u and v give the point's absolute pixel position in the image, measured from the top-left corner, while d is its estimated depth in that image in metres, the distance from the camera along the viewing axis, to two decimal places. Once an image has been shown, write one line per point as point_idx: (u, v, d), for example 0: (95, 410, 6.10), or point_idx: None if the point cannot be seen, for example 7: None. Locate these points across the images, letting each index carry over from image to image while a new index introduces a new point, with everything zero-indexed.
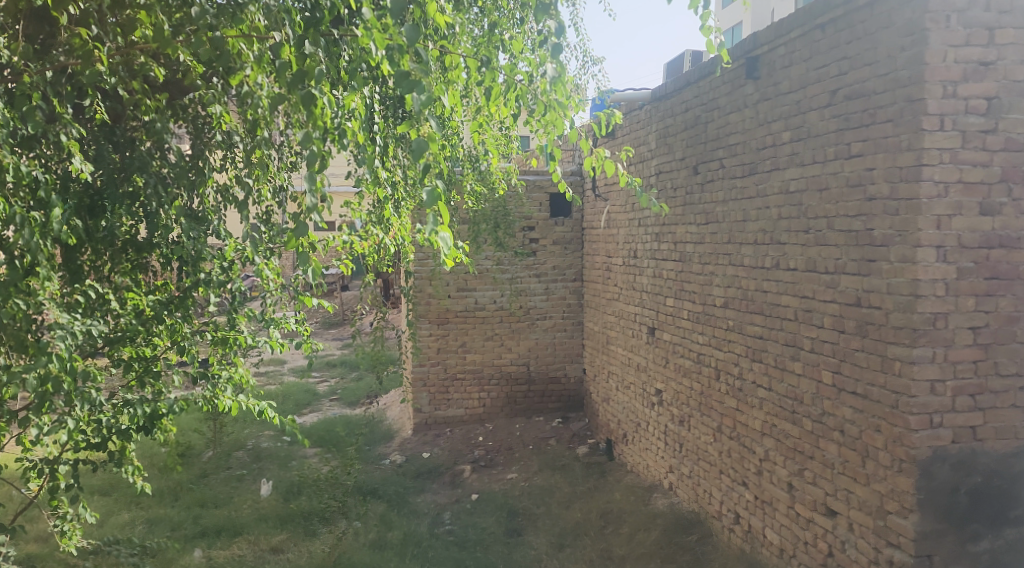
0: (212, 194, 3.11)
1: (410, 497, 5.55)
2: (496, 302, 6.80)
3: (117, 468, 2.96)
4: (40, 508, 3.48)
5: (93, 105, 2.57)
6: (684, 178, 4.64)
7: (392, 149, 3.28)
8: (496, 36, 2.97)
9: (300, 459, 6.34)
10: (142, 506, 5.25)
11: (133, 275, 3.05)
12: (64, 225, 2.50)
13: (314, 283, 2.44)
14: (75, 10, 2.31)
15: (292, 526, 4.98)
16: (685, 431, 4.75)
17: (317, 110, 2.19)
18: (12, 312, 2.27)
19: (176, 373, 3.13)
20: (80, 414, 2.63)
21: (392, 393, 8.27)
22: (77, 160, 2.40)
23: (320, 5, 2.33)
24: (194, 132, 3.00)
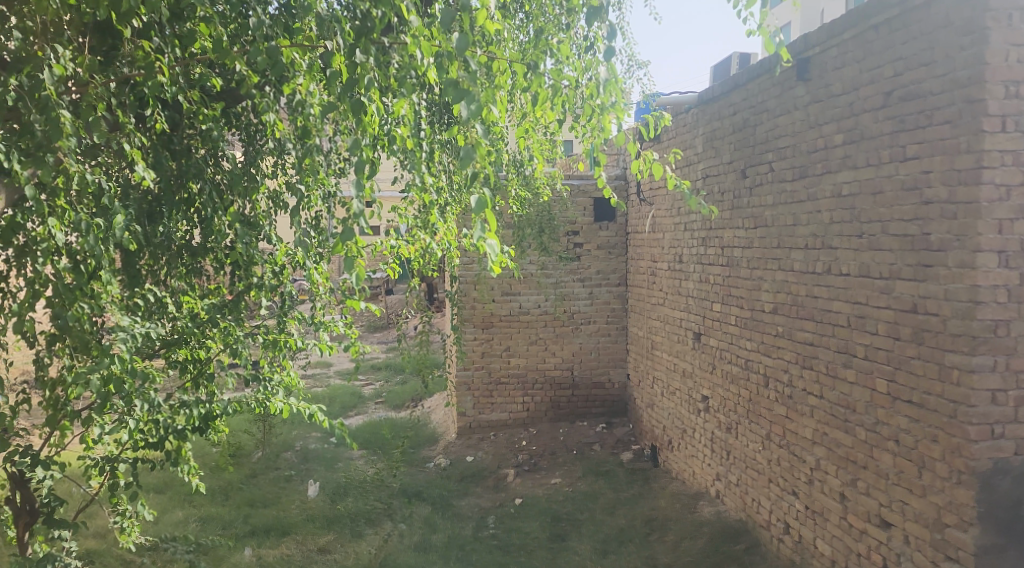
0: (264, 200, 3.18)
1: (454, 500, 5.59)
2: (540, 307, 6.80)
3: (174, 468, 3.02)
4: (100, 504, 3.59)
5: (154, 115, 2.67)
6: (732, 182, 4.58)
7: (438, 154, 3.31)
8: (543, 42, 2.97)
9: (346, 461, 6.43)
10: (194, 504, 5.39)
11: (188, 279, 3.15)
12: (125, 231, 2.62)
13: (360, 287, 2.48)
14: (138, 23, 2.38)
15: (339, 526, 5.05)
16: (733, 439, 4.68)
17: (365, 116, 2.22)
18: (78, 315, 2.38)
19: (230, 375, 3.22)
20: (139, 414, 2.71)
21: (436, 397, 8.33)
22: (140, 168, 2.47)
23: (371, 13, 2.30)
24: (247, 139, 3.08)
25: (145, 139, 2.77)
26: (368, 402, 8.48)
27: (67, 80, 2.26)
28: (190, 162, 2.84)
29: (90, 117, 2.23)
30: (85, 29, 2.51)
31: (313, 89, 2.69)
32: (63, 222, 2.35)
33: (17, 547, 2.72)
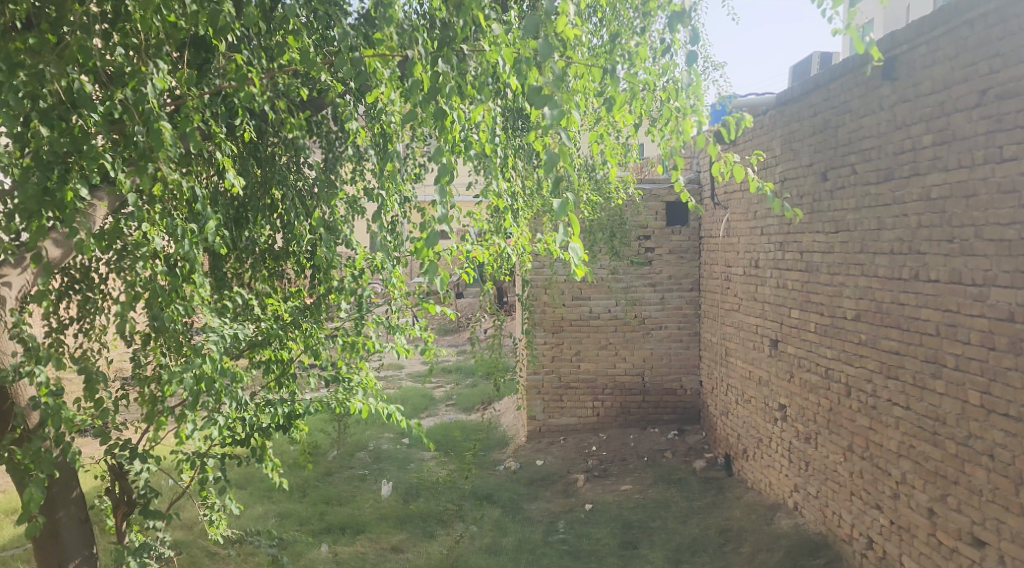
0: (342, 206, 3.26)
1: (524, 504, 5.62)
2: (610, 311, 6.77)
3: (259, 464, 3.13)
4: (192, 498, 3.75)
5: (243, 124, 2.81)
6: (811, 185, 4.46)
7: (510, 160, 3.33)
8: (620, 47, 2.95)
9: (418, 461, 6.53)
10: (274, 500, 5.58)
11: (272, 282, 3.28)
12: (215, 236, 2.77)
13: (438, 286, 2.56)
14: (231, 37, 2.50)
15: (411, 526, 5.14)
16: (812, 449, 4.55)
17: (446, 124, 2.26)
18: (174, 315, 2.55)
19: (311, 375, 3.33)
20: (229, 412, 2.82)
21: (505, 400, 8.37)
22: (229, 175, 2.56)
23: (452, 23, 2.33)
24: (327, 147, 3.23)
25: (234, 148, 2.90)
26: (438, 404, 8.60)
27: (166, 93, 2.39)
28: (274, 170, 3.00)
29: (187, 128, 2.35)
30: (181, 44, 2.65)
31: (392, 95, 2.74)
32: (158, 227, 2.49)
33: (115, 535, 2.89)
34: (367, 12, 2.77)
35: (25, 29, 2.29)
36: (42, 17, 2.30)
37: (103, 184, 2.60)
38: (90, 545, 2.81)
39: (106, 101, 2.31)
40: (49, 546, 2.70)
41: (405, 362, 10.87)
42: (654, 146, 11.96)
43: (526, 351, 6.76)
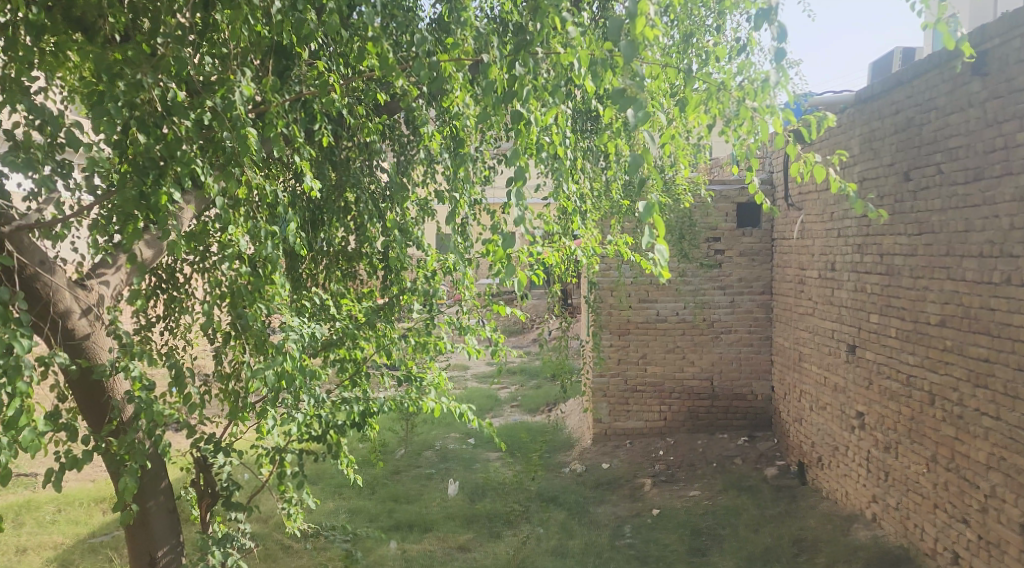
0: (415, 208, 3.31)
1: (590, 507, 5.61)
2: (678, 314, 6.68)
3: (335, 460, 3.21)
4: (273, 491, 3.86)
5: (321, 129, 2.90)
6: (893, 186, 4.31)
7: (580, 162, 3.33)
8: (697, 47, 2.91)
9: (483, 462, 6.58)
10: (344, 496, 5.71)
11: (345, 283, 3.37)
12: (294, 237, 2.86)
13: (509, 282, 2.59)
14: (314, 45, 2.58)
15: (477, 526, 5.20)
16: (892, 459, 4.39)
17: (522, 128, 2.28)
18: (256, 314, 2.64)
19: (384, 373, 3.37)
20: (307, 409, 2.92)
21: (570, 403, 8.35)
22: (308, 178, 2.64)
23: (530, 26, 2.34)
24: (399, 150, 3.30)
25: (314, 153, 2.99)
26: (503, 405, 8.65)
27: (252, 99, 2.48)
28: (349, 173, 3.09)
29: (271, 134, 2.44)
30: (266, 52, 2.75)
31: (466, 98, 2.77)
32: (243, 228, 2.58)
33: (200, 525, 3.01)
34: (442, 17, 2.81)
35: (125, 42, 2.41)
36: (139, 30, 2.42)
37: (192, 188, 2.73)
38: (177, 534, 2.92)
39: (196, 108, 2.41)
40: (140, 534, 2.83)
41: (469, 362, 10.98)
42: (723, 144, 11.76)
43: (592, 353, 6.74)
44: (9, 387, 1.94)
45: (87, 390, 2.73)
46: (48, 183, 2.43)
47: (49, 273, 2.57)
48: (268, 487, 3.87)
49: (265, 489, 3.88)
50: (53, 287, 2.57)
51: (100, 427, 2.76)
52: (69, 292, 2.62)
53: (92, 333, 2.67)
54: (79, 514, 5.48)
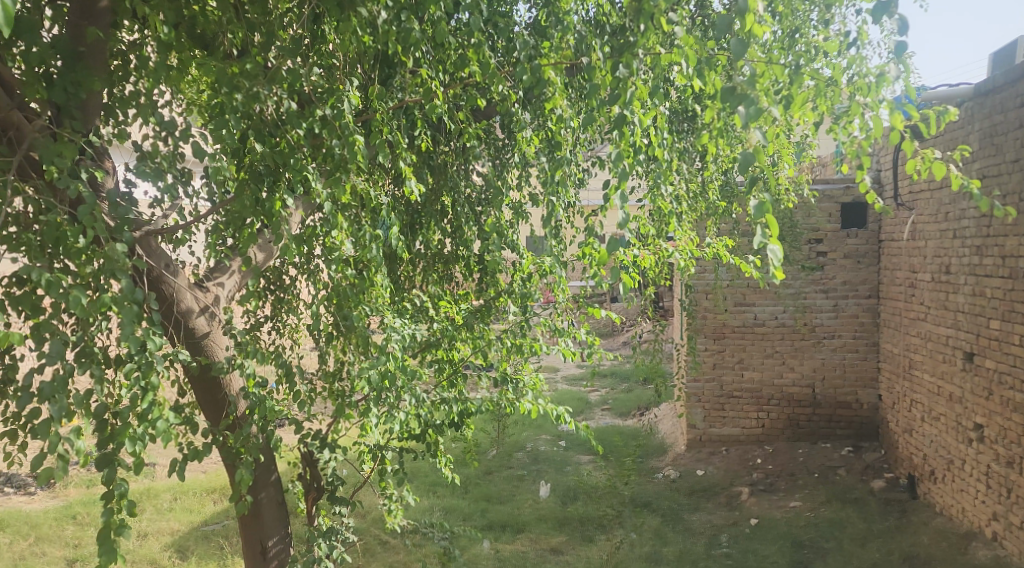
0: (510, 211, 3.34)
1: (684, 514, 5.52)
2: (777, 318, 6.47)
3: (434, 458, 3.29)
4: (374, 487, 3.98)
5: (423, 134, 2.98)
6: (1017, 183, 4.05)
7: (677, 163, 3.27)
8: (807, 41, 2.82)
9: (575, 464, 6.58)
10: (438, 494, 5.84)
11: (440, 284, 3.47)
12: (394, 239, 2.90)
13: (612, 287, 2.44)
14: (419, 54, 2.64)
15: (569, 529, 5.23)
16: (1016, 475, 4.11)
17: (625, 131, 2.27)
18: (362, 316, 2.79)
19: (482, 375, 3.41)
20: (408, 407, 2.99)
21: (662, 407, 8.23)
22: (411, 183, 2.71)
23: (633, 29, 2.32)
24: (495, 154, 3.34)
25: (414, 158, 3.07)
26: (595, 409, 8.60)
27: (359, 107, 2.57)
28: (447, 178, 3.24)
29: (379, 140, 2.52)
30: (372, 62, 2.84)
31: (566, 102, 2.78)
32: (349, 233, 2.68)
33: (306, 518, 3.14)
34: (540, 21, 2.83)
35: (243, 56, 2.55)
36: (256, 43, 2.56)
37: (304, 195, 2.85)
38: (285, 525, 3.06)
39: (307, 117, 2.52)
40: (252, 525, 2.97)
41: (560, 364, 10.98)
42: (826, 140, 11.33)
43: (687, 358, 6.61)
44: (143, 381, 2.12)
45: (205, 386, 2.89)
46: (172, 191, 2.60)
47: (173, 275, 2.74)
48: (370, 484, 3.99)
49: (368, 484, 4.00)
50: (177, 289, 2.74)
51: (217, 422, 2.94)
52: (190, 293, 2.78)
53: (210, 332, 2.83)
54: (193, 503, 5.81)
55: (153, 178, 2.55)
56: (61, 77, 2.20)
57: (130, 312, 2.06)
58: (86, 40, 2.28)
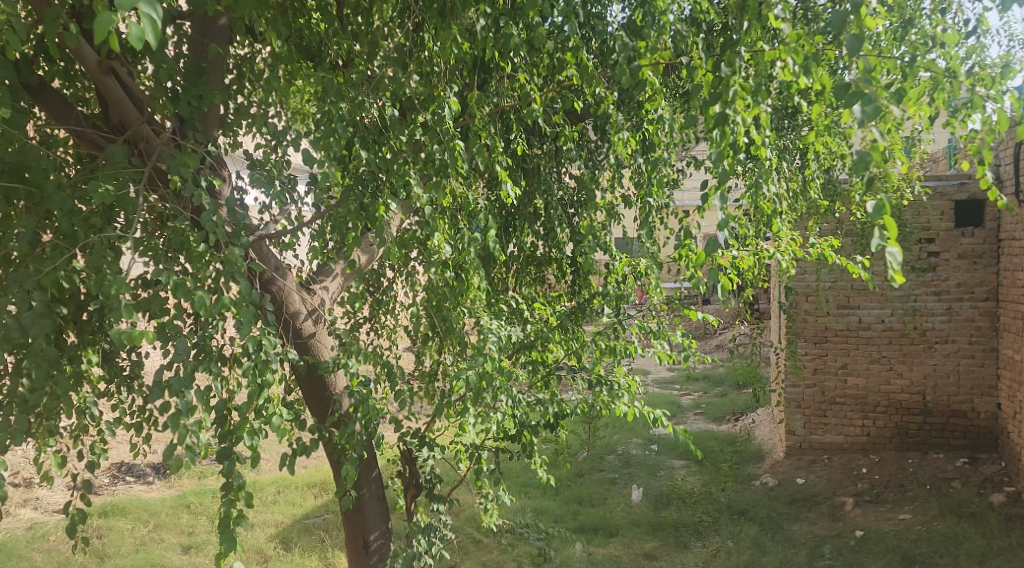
0: (602, 213, 3.31)
1: (784, 523, 5.35)
2: (884, 321, 6.19)
3: (529, 459, 3.32)
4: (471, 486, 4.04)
5: (519, 138, 3.01)
6: None
7: (778, 161, 3.18)
8: (923, 32, 2.68)
9: (667, 469, 6.48)
10: (530, 495, 5.89)
11: (534, 286, 3.50)
12: (492, 242, 2.94)
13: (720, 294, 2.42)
14: (519, 59, 2.68)
15: (663, 534, 5.17)
16: None
17: (729, 131, 2.21)
18: (460, 316, 2.84)
19: (577, 377, 3.42)
20: (504, 408, 3.01)
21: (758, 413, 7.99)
22: (507, 186, 2.74)
23: (737, 26, 2.27)
24: (588, 156, 3.34)
25: (510, 161, 3.11)
26: (687, 413, 8.44)
27: (459, 113, 2.64)
28: (543, 180, 3.26)
29: (479, 145, 2.57)
30: (473, 69, 2.90)
31: (665, 103, 2.76)
32: (448, 236, 2.74)
33: (407, 514, 3.23)
34: (635, 21, 2.81)
35: (349, 66, 2.67)
36: (363, 54, 2.66)
37: (405, 199, 2.93)
38: (387, 520, 3.15)
39: (409, 123, 2.62)
40: (356, 519, 3.07)
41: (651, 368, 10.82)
42: (939, 132, 10.65)
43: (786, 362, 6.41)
44: (259, 377, 2.22)
45: (311, 385, 3.01)
46: (282, 197, 2.72)
47: (282, 276, 2.86)
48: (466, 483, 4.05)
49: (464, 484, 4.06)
50: (285, 290, 2.86)
51: (324, 418, 3.06)
52: (297, 295, 2.91)
53: (316, 332, 2.95)
54: (296, 496, 6.06)
55: (267, 185, 2.68)
56: (185, 91, 2.34)
57: (249, 312, 2.17)
58: (208, 56, 2.43)
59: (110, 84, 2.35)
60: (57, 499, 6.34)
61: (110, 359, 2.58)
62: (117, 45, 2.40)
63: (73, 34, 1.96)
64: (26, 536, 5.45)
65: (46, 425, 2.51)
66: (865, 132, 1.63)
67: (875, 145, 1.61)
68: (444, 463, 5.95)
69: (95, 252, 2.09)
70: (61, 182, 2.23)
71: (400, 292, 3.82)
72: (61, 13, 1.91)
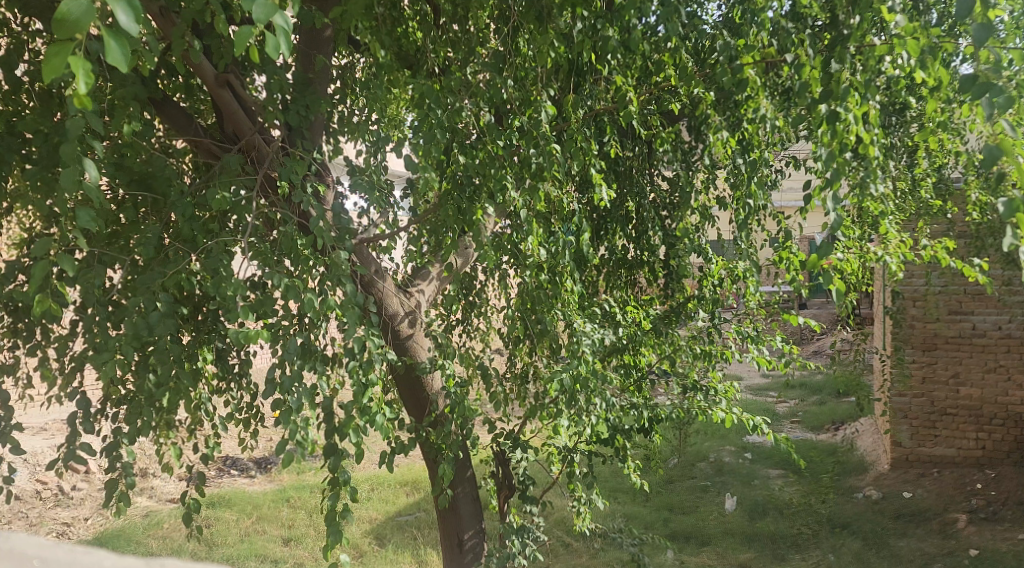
0: (695, 215, 3.23)
1: (890, 539, 5.10)
2: (1001, 328, 5.85)
3: (621, 463, 3.30)
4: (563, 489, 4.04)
5: (612, 141, 3.00)
6: None
7: (886, 159, 3.04)
8: None
9: (763, 478, 6.29)
10: (620, 501, 5.84)
11: (624, 291, 3.47)
12: (585, 244, 2.92)
13: (833, 299, 2.33)
14: (616, 62, 2.66)
15: (759, 545, 5.03)
16: None
17: (840, 130, 2.11)
18: (555, 318, 2.85)
19: (671, 382, 3.38)
20: (599, 411, 2.99)
21: (858, 423, 7.65)
22: (601, 189, 2.72)
23: (846, 19, 2.18)
24: (683, 156, 3.28)
25: (603, 163, 3.11)
26: (783, 421, 8.15)
27: (555, 117, 2.65)
28: (634, 182, 3.23)
29: (574, 147, 2.58)
30: (568, 73, 2.91)
31: (766, 102, 2.69)
32: (542, 239, 2.75)
33: (499, 514, 3.25)
34: (734, 19, 2.75)
35: (446, 74, 2.69)
36: (460, 61, 2.70)
37: (499, 202, 2.97)
38: (479, 520, 3.18)
39: (504, 128, 2.60)
40: (451, 518, 3.12)
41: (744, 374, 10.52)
42: None
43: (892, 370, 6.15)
44: (364, 377, 2.30)
45: (408, 385, 3.09)
46: (381, 202, 2.79)
47: (382, 279, 2.94)
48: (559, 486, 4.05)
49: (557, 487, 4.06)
50: (384, 293, 2.94)
51: (420, 418, 3.13)
52: (395, 297, 2.99)
53: (413, 334, 3.02)
54: (388, 494, 6.21)
55: (368, 190, 2.76)
56: (295, 102, 2.45)
57: (354, 313, 2.26)
58: (316, 67, 2.53)
59: (227, 97, 2.48)
60: (169, 489, 6.73)
61: (224, 357, 2.72)
62: (231, 59, 2.53)
63: (197, 50, 2.09)
64: (143, 523, 5.80)
65: (167, 419, 2.67)
66: (999, 126, 1.56)
67: (1009, 138, 1.55)
68: (534, 466, 5.98)
69: (213, 255, 2.21)
70: (182, 190, 2.37)
71: (494, 294, 3.85)
72: (187, 31, 2.04)
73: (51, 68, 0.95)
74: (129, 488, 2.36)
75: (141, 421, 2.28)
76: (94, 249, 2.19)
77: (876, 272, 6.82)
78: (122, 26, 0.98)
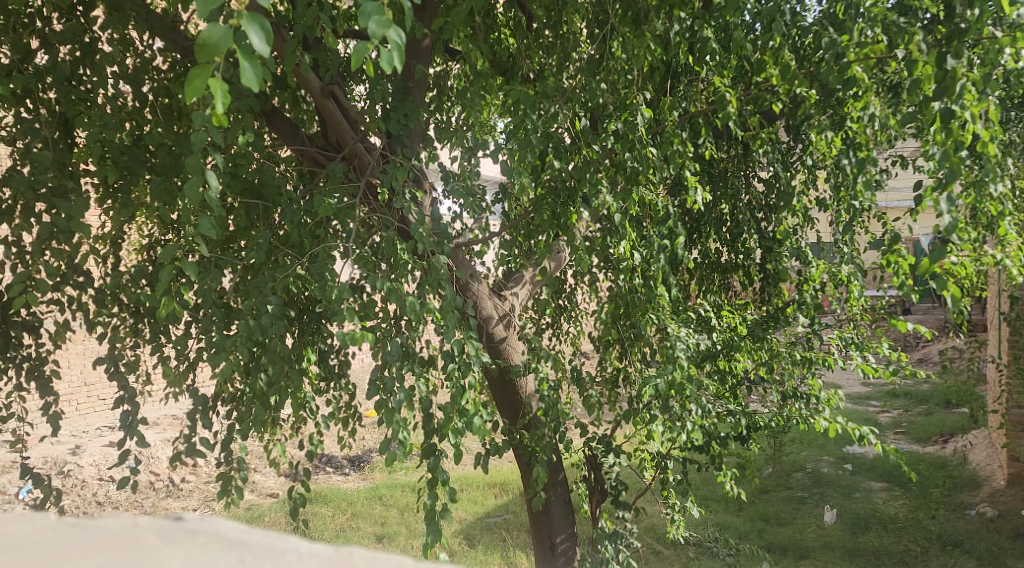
0: (793, 217, 3.14)
1: (1008, 560, 4.78)
2: None
3: (716, 471, 3.23)
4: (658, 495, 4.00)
5: (707, 143, 2.96)
6: None
7: (1005, 155, 2.88)
8: None
9: (864, 491, 6.03)
10: (711, 510, 5.72)
11: (716, 295, 3.41)
12: (679, 248, 2.88)
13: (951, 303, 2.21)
14: (714, 63, 2.63)
15: (861, 560, 4.83)
16: None
17: (963, 126, 2.01)
18: (649, 323, 2.83)
19: (770, 389, 3.30)
20: (695, 417, 2.95)
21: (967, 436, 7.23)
22: (697, 192, 2.69)
23: (966, 12, 2.08)
24: (782, 157, 3.20)
25: (699, 165, 3.07)
26: (886, 432, 7.79)
27: (650, 120, 2.63)
28: (729, 183, 3.18)
29: (670, 150, 2.56)
30: (662, 75, 2.89)
31: (873, 98, 2.59)
32: (637, 243, 2.74)
33: (591, 519, 3.25)
34: (837, 15, 2.68)
35: (541, 80, 2.72)
36: (554, 66, 2.72)
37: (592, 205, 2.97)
38: (572, 524, 3.19)
39: (599, 132, 2.60)
40: (543, 520, 3.14)
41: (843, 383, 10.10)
42: None
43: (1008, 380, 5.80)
44: (461, 379, 2.35)
45: (502, 387, 3.13)
46: (476, 207, 2.83)
47: (477, 283, 2.99)
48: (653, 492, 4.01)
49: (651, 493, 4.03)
50: (479, 297, 2.99)
51: (513, 420, 3.16)
52: (490, 301, 3.03)
53: (507, 337, 3.06)
54: (477, 495, 6.29)
55: (464, 196, 2.82)
56: (395, 111, 2.52)
57: (453, 316, 2.31)
58: (414, 76, 2.60)
59: (330, 108, 2.58)
60: (270, 484, 7.04)
61: (326, 357, 2.83)
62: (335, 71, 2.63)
63: (306, 64, 2.17)
64: (246, 516, 6.10)
65: (276, 416, 2.79)
66: None
67: None
68: (625, 471, 5.94)
69: (319, 260, 2.29)
70: (290, 198, 2.46)
71: (585, 298, 3.85)
72: (296, 46, 2.12)
73: (193, 88, 1.01)
74: (243, 482, 2.48)
75: (253, 418, 2.40)
76: (210, 254, 2.29)
77: (988, 276, 6.44)
78: (253, 46, 1.02)
